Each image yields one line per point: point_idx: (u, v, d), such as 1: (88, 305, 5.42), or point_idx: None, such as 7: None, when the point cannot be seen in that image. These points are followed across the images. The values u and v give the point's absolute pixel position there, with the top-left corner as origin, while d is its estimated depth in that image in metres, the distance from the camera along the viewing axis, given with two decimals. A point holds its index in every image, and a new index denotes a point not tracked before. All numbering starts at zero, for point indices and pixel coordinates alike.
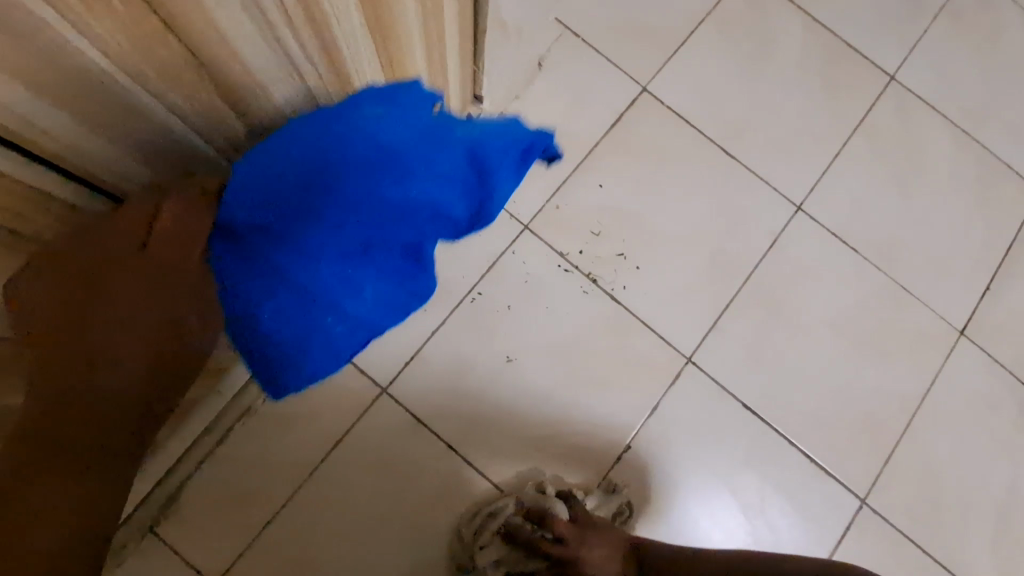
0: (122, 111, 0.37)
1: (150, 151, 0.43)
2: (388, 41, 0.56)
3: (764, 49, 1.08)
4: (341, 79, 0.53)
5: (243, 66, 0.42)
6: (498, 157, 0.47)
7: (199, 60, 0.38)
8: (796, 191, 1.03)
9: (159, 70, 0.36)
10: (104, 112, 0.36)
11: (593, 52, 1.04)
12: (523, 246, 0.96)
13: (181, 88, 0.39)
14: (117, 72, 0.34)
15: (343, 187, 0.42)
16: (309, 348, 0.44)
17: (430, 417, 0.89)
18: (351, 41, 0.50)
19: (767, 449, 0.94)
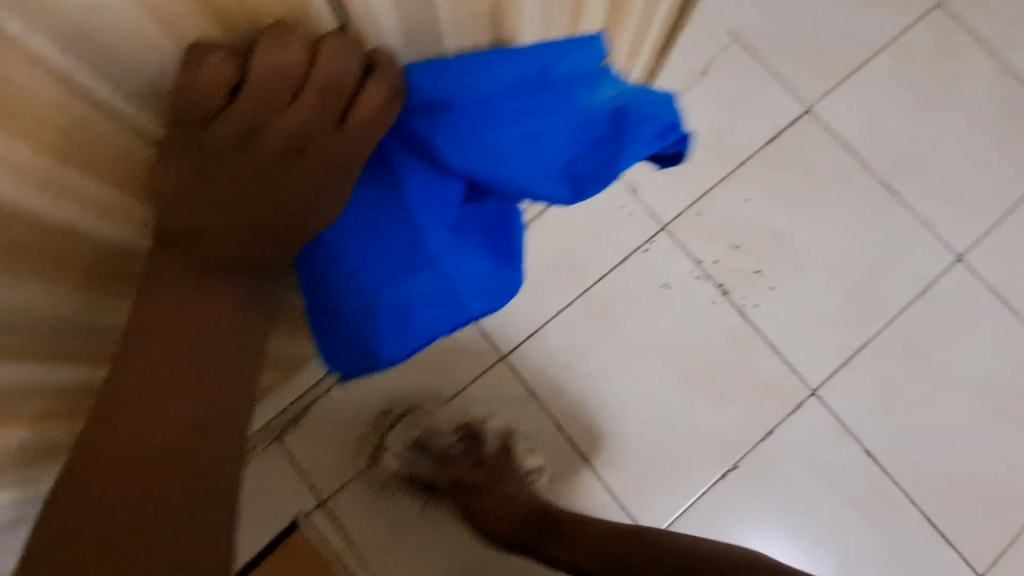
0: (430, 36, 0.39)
1: None
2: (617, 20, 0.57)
3: (945, 86, 1.02)
4: None
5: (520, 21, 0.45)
6: (640, 115, 0.39)
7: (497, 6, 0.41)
8: (957, 239, 0.97)
9: (468, 10, 0.39)
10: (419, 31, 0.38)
11: (761, 65, 1.02)
12: (658, 246, 0.96)
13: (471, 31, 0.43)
14: None
15: (489, 135, 0.39)
16: (378, 316, 0.50)
17: (544, 395, 0.92)
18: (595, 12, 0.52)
19: (884, 502, 0.89)
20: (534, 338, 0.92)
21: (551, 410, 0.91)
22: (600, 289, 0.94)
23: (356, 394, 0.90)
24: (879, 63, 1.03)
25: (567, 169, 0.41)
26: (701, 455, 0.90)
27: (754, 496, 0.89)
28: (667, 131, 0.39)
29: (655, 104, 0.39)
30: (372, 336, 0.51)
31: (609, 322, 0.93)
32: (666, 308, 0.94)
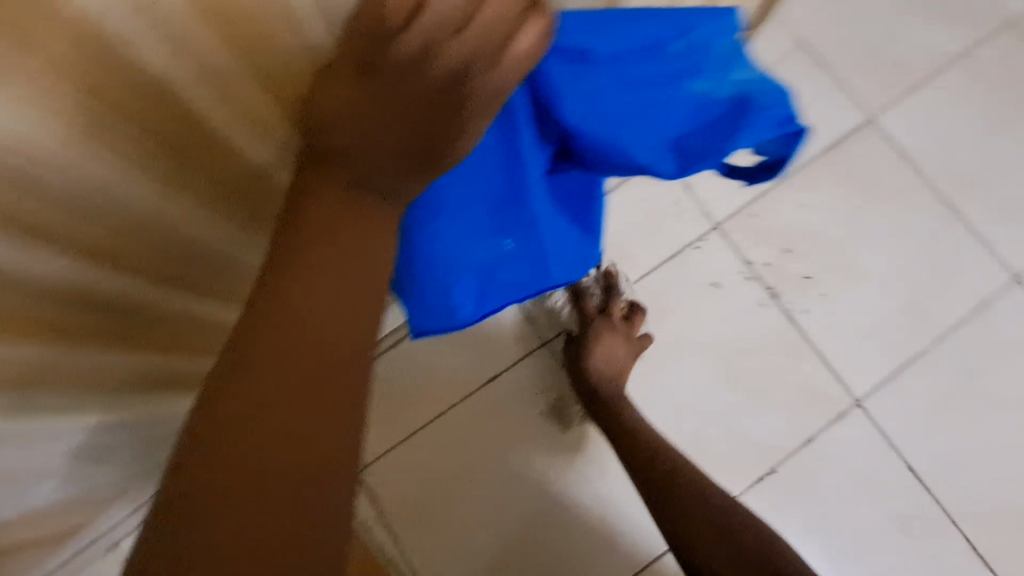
0: None
1: None
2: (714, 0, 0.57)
3: (1013, 106, 1.01)
4: None
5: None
6: (761, 100, 0.38)
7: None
8: (1018, 261, 0.94)
9: None
10: None
11: (825, 72, 1.02)
12: (710, 244, 0.95)
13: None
14: None
15: (601, 93, 0.39)
16: (458, 274, 0.50)
17: (586, 384, 0.92)
18: None
19: (925, 521, 0.87)
20: (579, 326, 0.93)
21: (592, 399, 0.92)
22: (647, 282, 0.94)
23: (398, 368, 0.92)
24: (945, 78, 1.02)
25: (676, 142, 0.40)
26: (738, 456, 0.89)
27: (791, 503, 0.88)
28: (783, 121, 0.39)
29: (778, 92, 0.39)
30: (451, 293, 0.50)
31: (654, 316, 0.93)
32: (714, 306, 0.93)
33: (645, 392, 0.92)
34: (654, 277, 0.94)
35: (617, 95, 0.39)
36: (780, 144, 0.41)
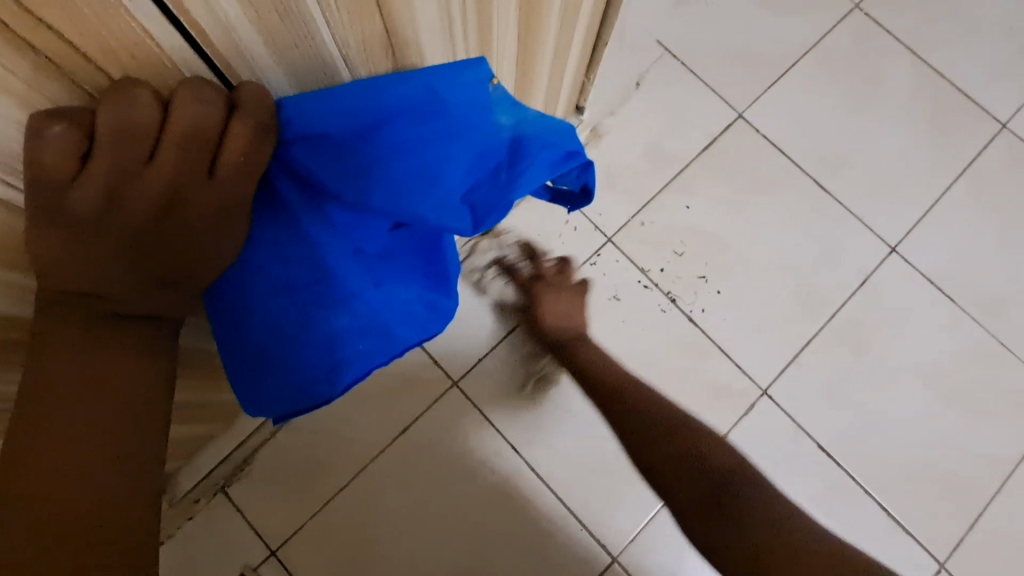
0: (318, 70, 0.39)
1: None
2: (529, 42, 0.58)
3: (868, 86, 1.06)
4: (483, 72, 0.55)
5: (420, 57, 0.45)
6: (535, 143, 0.40)
7: (390, 41, 0.42)
8: (892, 231, 0.99)
9: (359, 42, 0.39)
10: (306, 66, 0.38)
11: (692, 76, 1.05)
12: (604, 258, 0.96)
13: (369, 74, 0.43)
14: (325, 30, 0.36)
15: (371, 164, 0.38)
16: (287, 363, 0.46)
17: (498, 418, 0.91)
18: (501, 35, 0.52)
19: (842, 496, 0.90)
20: (485, 360, 0.92)
21: (506, 432, 0.91)
22: (548, 305, 0.93)
23: (304, 435, 0.89)
24: (805, 68, 1.06)
25: (468, 198, 0.40)
26: None
27: None
28: (566, 157, 0.41)
29: (563, 128, 0.42)
30: (286, 382, 0.46)
31: (559, 339, 0.92)
32: (616, 319, 0.94)
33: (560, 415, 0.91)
34: (553, 297, 0.93)
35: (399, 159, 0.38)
36: (579, 174, 0.44)
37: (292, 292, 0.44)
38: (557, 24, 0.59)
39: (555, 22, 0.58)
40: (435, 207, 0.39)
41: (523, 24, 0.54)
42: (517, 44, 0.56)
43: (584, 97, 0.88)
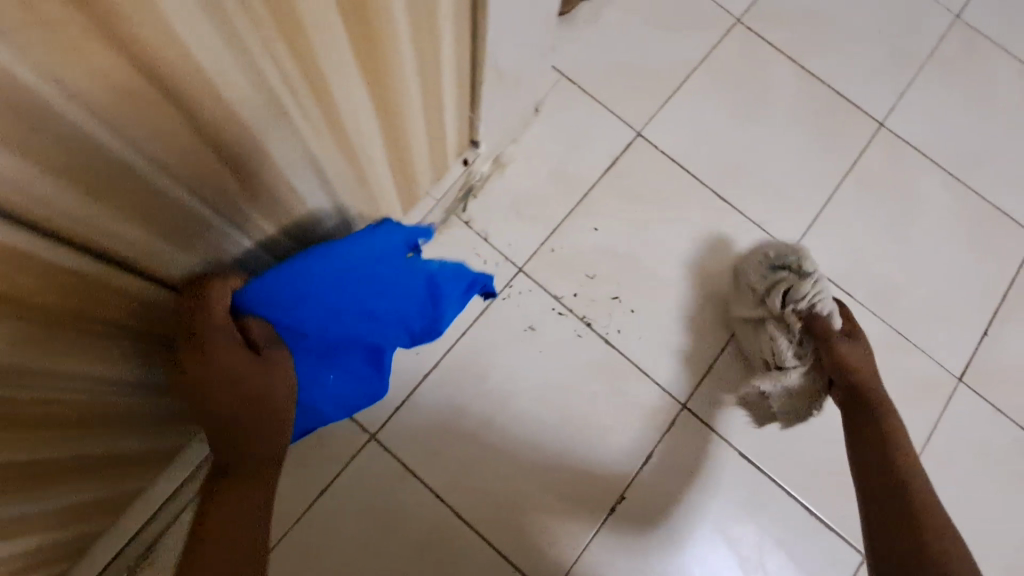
0: (129, 183, 0.39)
1: (154, 217, 0.44)
2: (385, 96, 0.56)
3: (757, 96, 1.10)
4: (336, 134, 0.54)
5: (242, 131, 0.43)
6: (445, 290, 0.65)
7: (200, 128, 0.40)
8: (790, 235, 1.04)
9: (155, 135, 0.37)
10: (114, 185, 0.38)
11: (590, 98, 1.07)
12: (516, 289, 0.96)
13: (179, 155, 0.41)
14: (114, 141, 0.35)
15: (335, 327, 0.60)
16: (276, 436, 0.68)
17: (418, 466, 0.91)
18: (346, 97, 0.51)
19: (765, 500, 0.93)
20: (403, 407, 0.92)
21: (427, 479, 0.91)
22: (463, 343, 0.94)
23: None
24: (696, 82, 1.10)
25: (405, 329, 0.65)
26: (588, 492, 0.91)
27: (645, 523, 0.91)
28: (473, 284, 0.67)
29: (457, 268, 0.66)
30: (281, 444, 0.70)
31: (475, 377, 0.94)
32: (529, 355, 0.95)
33: (486, 454, 0.92)
34: (467, 336, 0.94)
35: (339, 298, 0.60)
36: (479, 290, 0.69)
37: None
38: (414, 75, 0.58)
39: (410, 74, 0.57)
40: (387, 318, 0.63)
41: (371, 81, 0.52)
42: (371, 100, 0.54)
43: (476, 131, 0.86)
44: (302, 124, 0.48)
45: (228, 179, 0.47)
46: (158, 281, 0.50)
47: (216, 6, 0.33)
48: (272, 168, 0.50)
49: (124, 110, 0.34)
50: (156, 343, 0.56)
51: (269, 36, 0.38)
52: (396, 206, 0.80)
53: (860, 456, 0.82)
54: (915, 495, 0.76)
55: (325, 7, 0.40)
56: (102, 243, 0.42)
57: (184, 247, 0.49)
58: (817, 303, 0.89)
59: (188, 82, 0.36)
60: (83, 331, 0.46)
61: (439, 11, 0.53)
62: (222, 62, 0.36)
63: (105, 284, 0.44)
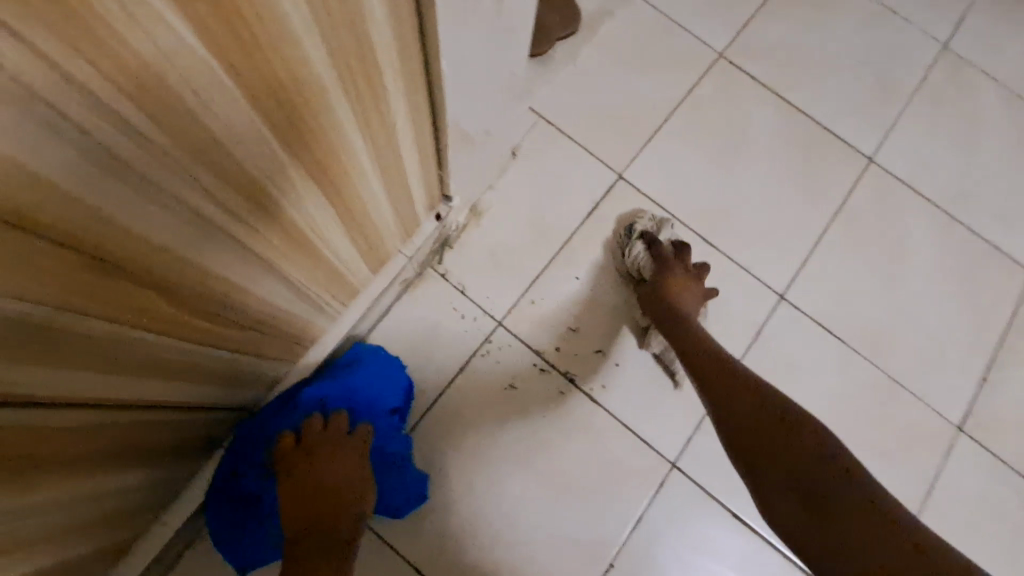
0: (54, 336, 0.36)
1: (94, 358, 0.41)
2: (336, 181, 0.54)
3: (740, 134, 1.08)
4: (282, 227, 0.51)
5: (162, 249, 0.40)
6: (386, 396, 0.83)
7: (119, 262, 0.37)
8: (779, 278, 1.01)
9: (69, 288, 0.34)
10: (38, 343, 0.35)
11: (568, 140, 1.04)
12: (495, 346, 0.93)
13: (93, 292, 0.37)
14: (27, 304, 0.32)
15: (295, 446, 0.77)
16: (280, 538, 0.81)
17: (396, 538, 0.86)
18: (290, 193, 0.48)
19: (759, 562, 0.90)
20: None
21: (405, 551, 0.86)
22: (442, 405, 0.91)
23: None
24: (677, 123, 1.07)
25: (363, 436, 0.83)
26: (576, 561, 0.88)
27: None
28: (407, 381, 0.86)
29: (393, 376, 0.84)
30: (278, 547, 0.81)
31: (457, 439, 0.90)
32: (511, 416, 0.91)
33: (470, 523, 0.88)
34: (446, 396, 0.91)
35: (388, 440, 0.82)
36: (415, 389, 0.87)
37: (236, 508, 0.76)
38: (365, 154, 0.55)
39: (359, 154, 0.54)
40: None
41: (315, 170, 0.49)
42: (316, 187, 0.51)
43: (447, 186, 0.83)
44: (235, 225, 0.45)
45: (157, 295, 0.43)
46: (101, 408, 0.46)
47: (101, 144, 0.29)
48: (206, 272, 0.46)
49: (21, 276, 0.31)
50: (105, 460, 0.52)
51: (177, 157, 0.35)
52: (363, 270, 0.77)
53: (735, 435, 0.71)
54: (789, 448, 0.66)
55: (243, 116, 0.37)
56: (27, 395, 0.37)
57: (124, 369, 0.45)
58: (638, 260, 0.95)
59: (90, 225, 0.33)
60: (21, 480, 0.41)
61: (384, 92, 0.50)
62: (122, 194, 0.33)
63: (38, 432, 0.40)
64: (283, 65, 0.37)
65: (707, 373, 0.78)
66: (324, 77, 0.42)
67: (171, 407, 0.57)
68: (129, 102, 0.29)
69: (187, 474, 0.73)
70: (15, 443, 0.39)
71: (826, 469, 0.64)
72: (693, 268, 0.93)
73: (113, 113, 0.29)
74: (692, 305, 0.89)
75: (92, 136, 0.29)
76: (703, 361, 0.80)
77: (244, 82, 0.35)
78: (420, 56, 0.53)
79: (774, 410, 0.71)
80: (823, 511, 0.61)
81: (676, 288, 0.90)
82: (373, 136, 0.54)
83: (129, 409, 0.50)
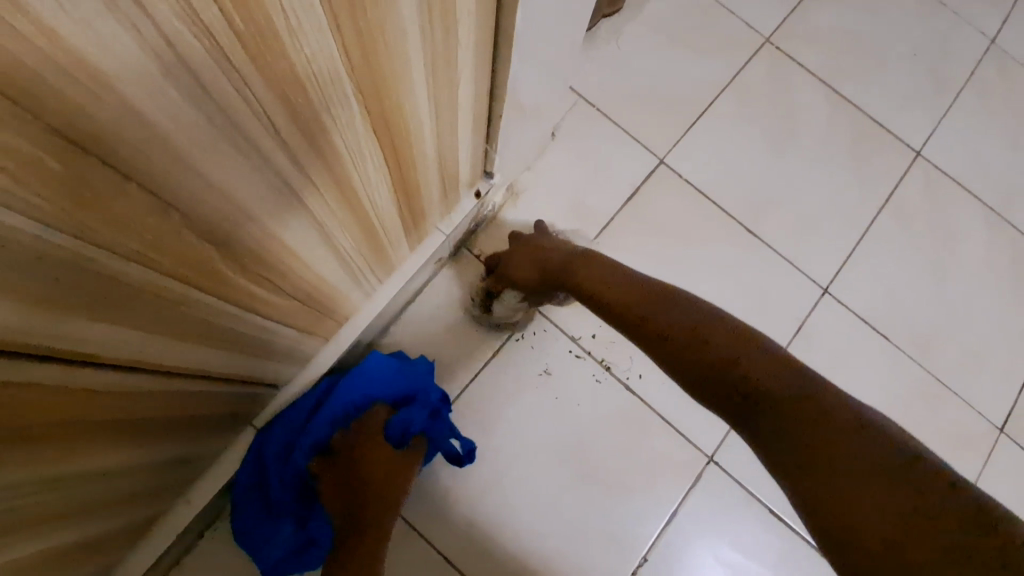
0: (114, 288, 0.33)
1: (150, 317, 0.38)
2: (397, 142, 0.50)
3: (785, 122, 1.05)
4: (341, 188, 0.48)
5: (226, 198, 0.36)
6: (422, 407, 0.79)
7: (186, 210, 0.34)
8: (822, 272, 0.97)
9: (133, 233, 0.31)
10: (97, 293, 0.32)
11: (609, 121, 1.00)
12: (530, 331, 0.90)
13: (152, 238, 0.33)
14: (92, 246, 0.29)
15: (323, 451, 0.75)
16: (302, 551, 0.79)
17: (424, 525, 0.83)
18: (354, 149, 0.45)
19: (794, 560, 0.88)
20: None
21: (436, 540, 0.83)
22: (475, 389, 0.88)
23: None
24: (721, 108, 1.04)
25: None
26: (607, 554, 0.85)
27: None
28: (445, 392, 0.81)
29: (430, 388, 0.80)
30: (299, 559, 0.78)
31: (489, 426, 0.87)
32: (544, 407, 0.88)
33: (500, 512, 0.85)
34: (478, 380, 0.88)
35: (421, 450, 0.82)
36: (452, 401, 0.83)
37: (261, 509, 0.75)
38: (427, 114, 0.51)
39: (422, 114, 0.50)
40: None
41: (380, 126, 0.46)
42: (377, 145, 0.47)
43: (490, 162, 0.79)
44: (298, 179, 0.41)
45: (212, 251, 0.39)
46: (142, 372, 0.42)
47: (184, 62, 0.26)
48: (264, 231, 0.43)
49: (88, 212, 0.27)
50: (138, 431, 0.48)
51: (260, 96, 0.31)
52: (403, 244, 0.73)
53: (679, 375, 0.55)
54: (718, 358, 0.52)
55: (324, 50, 0.33)
56: (70, 348, 0.33)
57: (170, 331, 0.41)
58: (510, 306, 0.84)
59: (164, 162, 0.29)
60: (54, 446, 0.38)
61: (456, 46, 0.47)
62: (198, 130, 0.29)
63: (76, 393, 0.36)
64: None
65: (607, 292, 0.66)
66: (406, 19, 0.38)
67: (206, 377, 0.53)
68: (220, 17, 0.25)
69: (212, 451, 0.69)
70: (62, 404, 0.36)
71: (742, 345, 0.52)
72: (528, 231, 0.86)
73: (200, 26, 0.25)
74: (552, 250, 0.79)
75: (176, 51, 0.25)
76: (619, 297, 0.64)
77: (333, 9, 0.31)
78: (494, 10, 0.49)
79: (703, 330, 0.55)
80: (780, 438, 0.45)
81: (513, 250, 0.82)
82: (438, 95, 0.51)
83: (167, 376, 0.46)
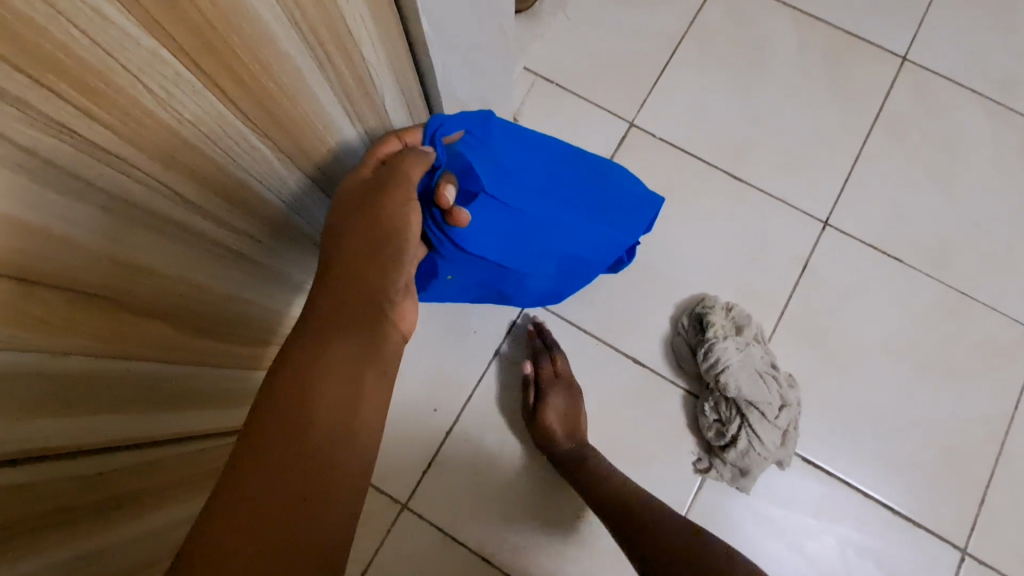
0: (83, 384, 0.33)
1: (123, 399, 0.37)
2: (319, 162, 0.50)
3: (755, 57, 1.00)
4: (267, 219, 0.47)
5: (160, 273, 0.36)
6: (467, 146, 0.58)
7: (127, 296, 0.34)
8: (818, 205, 0.93)
9: (84, 327, 0.31)
10: (68, 395, 0.32)
11: (571, 96, 0.98)
12: (529, 322, 0.88)
13: (93, 328, 0.32)
14: (50, 353, 0.29)
15: (516, 286, 0.70)
16: (550, 294, 0.75)
17: (458, 529, 0.83)
18: (272, 178, 0.44)
19: (844, 504, 0.82)
20: (433, 470, 0.84)
21: (470, 543, 0.83)
22: (481, 392, 0.86)
23: None
24: (685, 57, 0.99)
25: (536, 214, 0.62)
26: None
27: None
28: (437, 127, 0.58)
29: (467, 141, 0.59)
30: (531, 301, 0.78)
31: (505, 423, 0.86)
32: None
33: (531, 504, 0.84)
34: (484, 384, 0.87)
35: (525, 249, 0.64)
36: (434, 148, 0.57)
37: (527, 298, 0.74)
38: (349, 125, 0.51)
39: (346, 125, 0.51)
40: (535, 230, 0.63)
41: (296, 153, 0.46)
42: (298, 170, 0.48)
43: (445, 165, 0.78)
44: (228, 234, 0.42)
45: (164, 320, 0.38)
46: (140, 449, 0.41)
47: (56, 165, 0.26)
48: (209, 289, 0.43)
49: (25, 324, 0.27)
50: (166, 499, 0.48)
51: (145, 166, 0.31)
52: None
53: None
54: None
55: (207, 106, 0.34)
56: (60, 450, 0.33)
57: (143, 405, 0.40)
58: (749, 351, 0.82)
59: (81, 264, 0.29)
60: (105, 534, 0.39)
61: (363, 61, 0.47)
62: (98, 221, 0.29)
63: (69, 494, 0.34)
64: (236, 37, 0.33)
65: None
66: (291, 52, 0.39)
67: (208, 434, 0.54)
68: (77, 112, 0.26)
69: None
70: (88, 497, 0.36)
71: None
72: (772, 367, 0.82)
73: (61, 126, 0.25)
74: (738, 410, 0.79)
75: (65, 166, 0.26)
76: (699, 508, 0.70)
77: (196, 61, 0.31)
78: (391, 6, 0.49)
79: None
80: None
81: (772, 385, 0.80)
82: (354, 99, 0.50)
83: (169, 444, 0.46)
